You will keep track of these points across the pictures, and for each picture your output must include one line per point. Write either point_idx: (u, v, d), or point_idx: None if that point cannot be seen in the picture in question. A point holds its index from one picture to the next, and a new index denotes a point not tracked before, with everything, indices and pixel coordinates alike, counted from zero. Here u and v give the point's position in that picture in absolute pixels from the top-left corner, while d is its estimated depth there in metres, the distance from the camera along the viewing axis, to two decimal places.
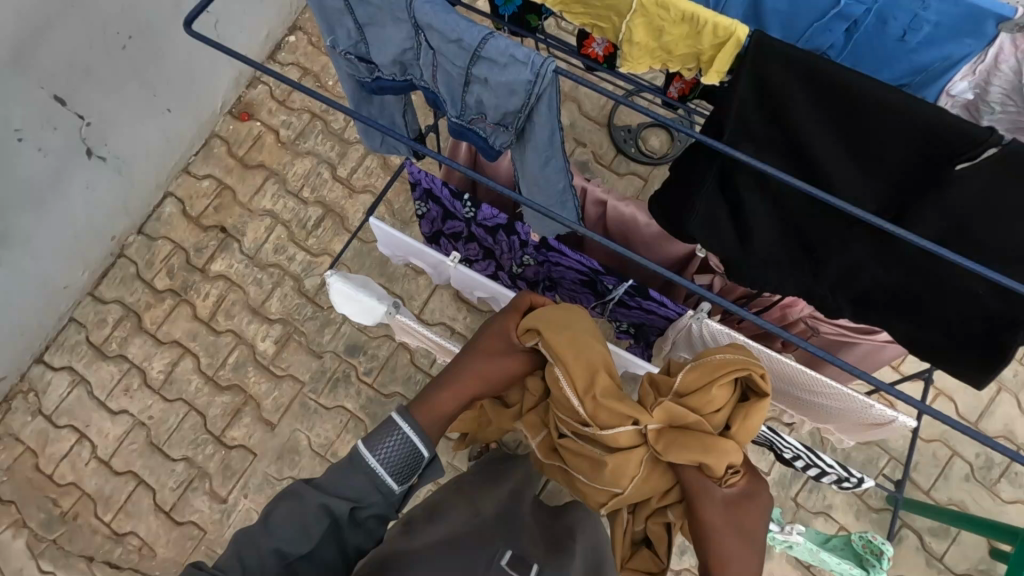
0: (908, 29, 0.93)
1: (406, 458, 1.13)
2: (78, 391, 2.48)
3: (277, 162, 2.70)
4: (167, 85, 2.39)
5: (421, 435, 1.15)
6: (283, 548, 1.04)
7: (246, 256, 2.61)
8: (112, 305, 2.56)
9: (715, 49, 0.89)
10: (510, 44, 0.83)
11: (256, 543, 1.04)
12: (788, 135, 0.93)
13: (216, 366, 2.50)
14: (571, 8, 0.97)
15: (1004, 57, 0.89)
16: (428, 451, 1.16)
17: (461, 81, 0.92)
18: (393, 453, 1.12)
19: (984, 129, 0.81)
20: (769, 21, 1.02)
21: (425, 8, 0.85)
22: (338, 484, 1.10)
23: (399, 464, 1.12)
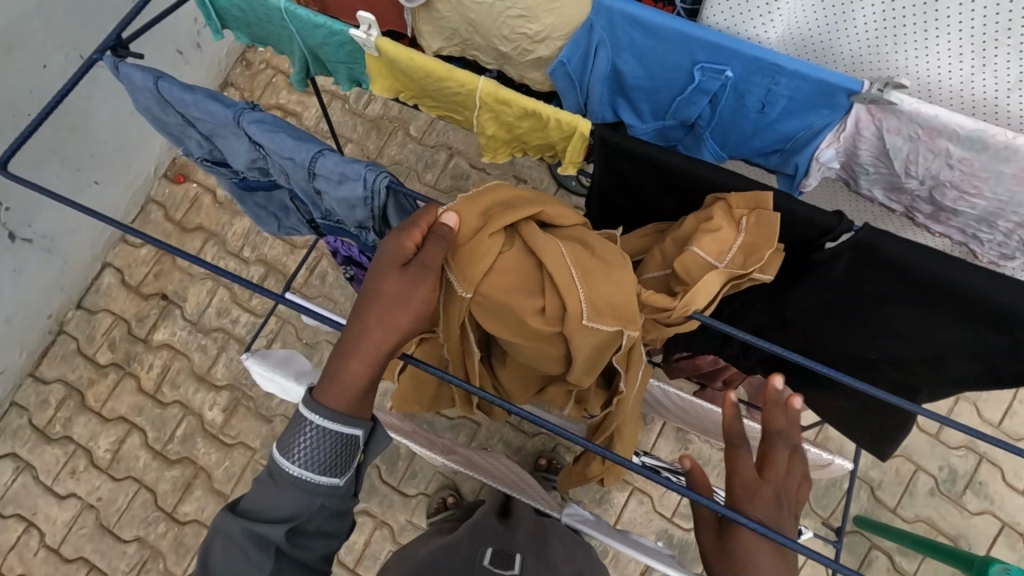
0: (765, 102, 0.90)
1: (328, 453, 0.80)
2: (23, 479, 2.33)
3: (216, 223, 2.49)
4: (92, 159, 2.23)
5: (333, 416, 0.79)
6: None
7: (189, 322, 2.45)
8: (54, 385, 2.41)
9: (565, 140, 0.87)
10: (340, 161, 0.82)
11: None
12: (659, 216, 0.95)
13: (164, 439, 2.35)
14: (425, 102, 0.96)
15: (864, 124, 0.87)
16: (354, 428, 0.81)
17: (311, 192, 0.90)
18: (311, 451, 0.79)
19: (832, 217, 0.78)
20: (636, 95, 1.00)
21: (254, 128, 0.84)
22: (270, 503, 0.80)
23: (324, 460, 0.79)
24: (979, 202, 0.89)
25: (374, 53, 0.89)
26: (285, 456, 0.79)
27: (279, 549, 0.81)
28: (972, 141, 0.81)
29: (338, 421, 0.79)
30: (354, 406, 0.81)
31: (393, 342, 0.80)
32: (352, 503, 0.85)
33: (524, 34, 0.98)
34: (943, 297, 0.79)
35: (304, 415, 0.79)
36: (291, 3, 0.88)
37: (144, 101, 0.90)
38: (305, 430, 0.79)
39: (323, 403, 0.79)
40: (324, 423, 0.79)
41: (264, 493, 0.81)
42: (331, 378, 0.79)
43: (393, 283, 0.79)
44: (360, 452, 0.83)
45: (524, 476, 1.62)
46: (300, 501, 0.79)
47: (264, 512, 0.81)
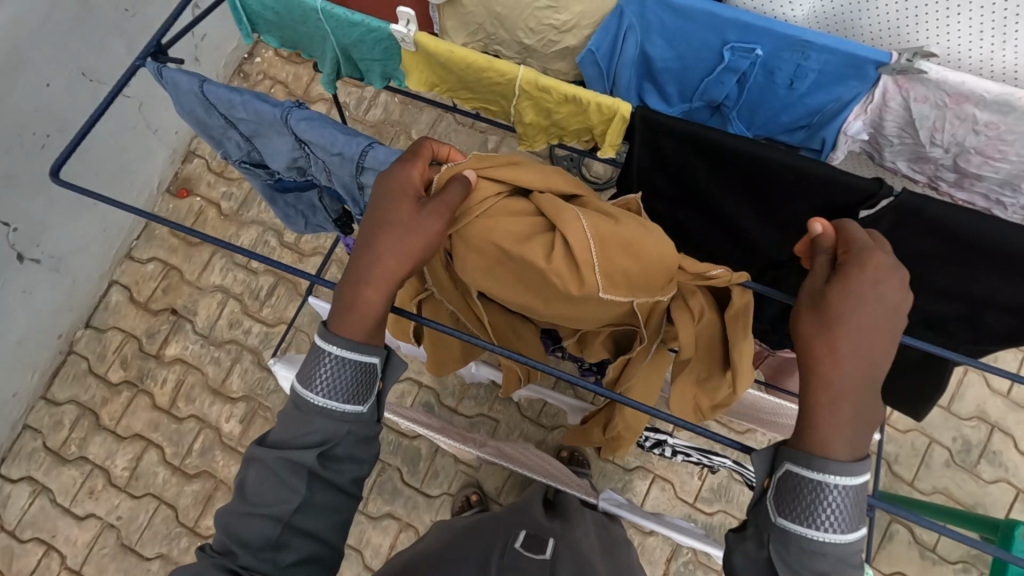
0: (794, 77, 0.93)
1: (349, 378, 0.80)
2: (41, 501, 2.28)
3: (222, 236, 2.46)
4: (97, 176, 2.20)
5: (352, 349, 0.79)
6: (278, 512, 0.80)
7: (200, 335, 2.43)
8: (68, 406, 2.37)
9: (605, 122, 0.89)
10: (392, 154, 0.84)
11: (245, 518, 0.81)
12: (697, 193, 0.96)
13: (182, 454, 2.32)
14: (460, 95, 0.98)
15: (890, 95, 0.90)
16: (372, 356, 0.81)
17: (353, 187, 0.91)
18: (331, 379, 0.79)
19: (873, 183, 0.81)
20: (663, 78, 1.03)
21: (302, 126, 0.85)
22: (295, 431, 0.81)
23: (344, 386, 0.80)
24: (1003, 166, 0.92)
25: (410, 47, 0.91)
26: (307, 387, 0.80)
27: (310, 474, 0.81)
28: (999, 106, 0.84)
29: (353, 351, 0.79)
30: (368, 336, 0.81)
31: (404, 268, 0.80)
32: (377, 429, 0.86)
33: (551, 24, 1.01)
34: (981, 255, 0.82)
35: (319, 346, 0.80)
36: (328, 2, 0.90)
37: (189, 104, 0.91)
38: (324, 361, 0.80)
39: (336, 331, 0.80)
40: (342, 352, 0.79)
41: (289, 422, 0.81)
42: (345, 307, 0.80)
43: (401, 211, 0.79)
44: (380, 380, 0.84)
45: (555, 464, 1.63)
46: (326, 428, 0.80)
47: (290, 440, 0.81)
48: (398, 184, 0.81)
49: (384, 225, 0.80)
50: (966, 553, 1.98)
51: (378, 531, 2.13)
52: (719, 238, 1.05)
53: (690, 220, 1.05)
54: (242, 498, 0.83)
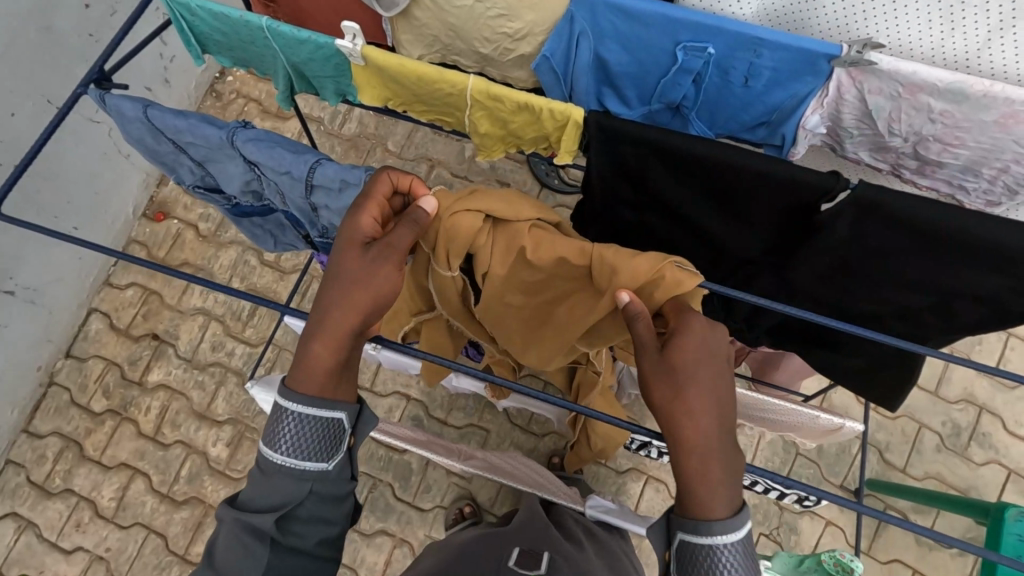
0: (749, 75, 0.92)
1: (315, 437, 0.80)
2: (27, 538, 2.23)
3: (200, 258, 2.43)
4: (69, 204, 2.17)
5: (319, 406, 0.79)
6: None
7: (184, 359, 2.39)
8: (51, 438, 2.32)
9: (559, 130, 0.89)
10: (342, 170, 0.83)
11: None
12: (659, 198, 0.96)
13: (170, 481, 2.28)
14: (415, 108, 0.97)
15: (845, 88, 0.90)
16: (341, 412, 0.81)
17: (308, 208, 0.90)
18: (297, 439, 0.79)
19: (830, 178, 0.80)
20: (620, 81, 1.03)
21: (249, 146, 0.84)
22: (263, 494, 0.81)
23: (311, 445, 0.80)
24: (962, 152, 0.93)
25: (359, 62, 0.89)
26: (270, 447, 0.80)
27: (275, 538, 0.80)
28: (952, 93, 0.84)
29: (314, 407, 0.79)
30: (329, 391, 0.80)
31: (359, 322, 0.80)
32: (348, 486, 0.85)
33: (506, 33, 1.00)
34: (940, 246, 0.81)
35: (279, 405, 0.79)
36: (274, 21, 0.89)
37: (136, 131, 0.89)
38: (285, 419, 0.80)
39: (296, 389, 0.79)
40: (302, 410, 0.79)
41: (254, 485, 0.81)
42: (301, 364, 0.80)
43: (353, 264, 0.80)
44: (347, 436, 0.84)
45: (545, 474, 1.61)
46: (291, 488, 0.80)
47: (256, 503, 0.81)
48: (351, 228, 0.81)
49: (343, 275, 0.80)
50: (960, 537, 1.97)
51: (372, 549, 2.10)
52: (686, 241, 1.05)
53: (656, 224, 1.04)
54: (211, 567, 0.81)
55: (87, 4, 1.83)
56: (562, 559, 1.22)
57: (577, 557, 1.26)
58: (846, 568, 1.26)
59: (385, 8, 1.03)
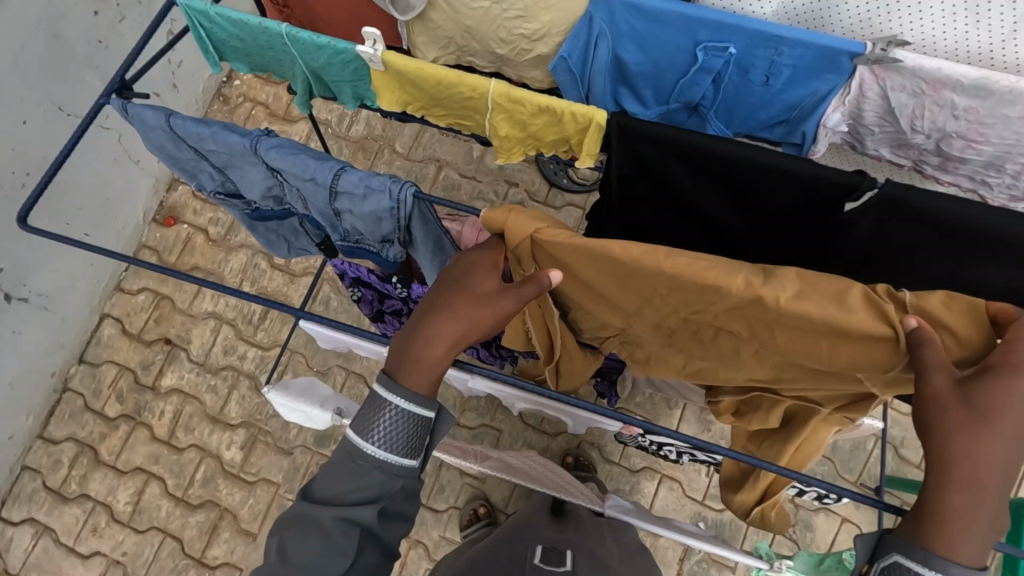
0: (769, 73, 0.92)
1: (410, 434, 0.80)
2: (44, 542, 2.24)
3: (211, 262, 2.43)
4: (81, 211, 2.18)
5: (418, 403, 0.80)
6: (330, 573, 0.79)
7: (196, 363, 2.40)
8: (66, 444, 2.33)
9: (580, 131, 0.88)
10: (363, 177, 0.82)
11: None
12: (681, 198, 0.95)
13: (185, 485, 2.28)
14: (434, 112, 0.97)
15: (867, 86, 0.89)
16: (435, 412, 0.82)
17: (331, 214, 0.90)
18: (391, 435, 0.79)
19: (856, 176, 0.79)
20: (638, 81, 1.02)
21: (272, 153, 0.83)
22: (349, 488, 0.80)
23: (406, 442, 0.80)
24: (986, 148, 0.92)
25: (379, 68, 0.89)
26: (363, 440, 0.79)
27: (361, 531, 0.80)
28: (977, 89, 0.84)
29: (419, 403, 0.80)
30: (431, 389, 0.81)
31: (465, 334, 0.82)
32: (424, 484, 0.86)
33: (522, 34, 1.00)
34: (966, 244, 0.81)
35: (381, 398, 0.79)
36: (293, 27, 0.89)
37: (158, 140, 0.89)
38: (387, 413, 0.80)
39: (402, 383, 0.80)
40: (405, 405, 0.79)
41: (342, 479, 0.81)
42: (409, 360, 0.80)
43: (482, 281, 0.82)
44: (434, 436, 0.85)
45: (559, 473, 1.60)
46: (383, 484, 0.80)
47: (340, 495, 0.81)
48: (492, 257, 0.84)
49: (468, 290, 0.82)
50: None
51: None
52: (704, 241, 1.04)
53: (672, 224, 1.03)
54: (286, 561, 0.80)
55: (96, 11, 1.84)
56: (581, 553, 1.24)
57: (595, 548, 1.28)
58: None
59: (400, 12, 1.03)
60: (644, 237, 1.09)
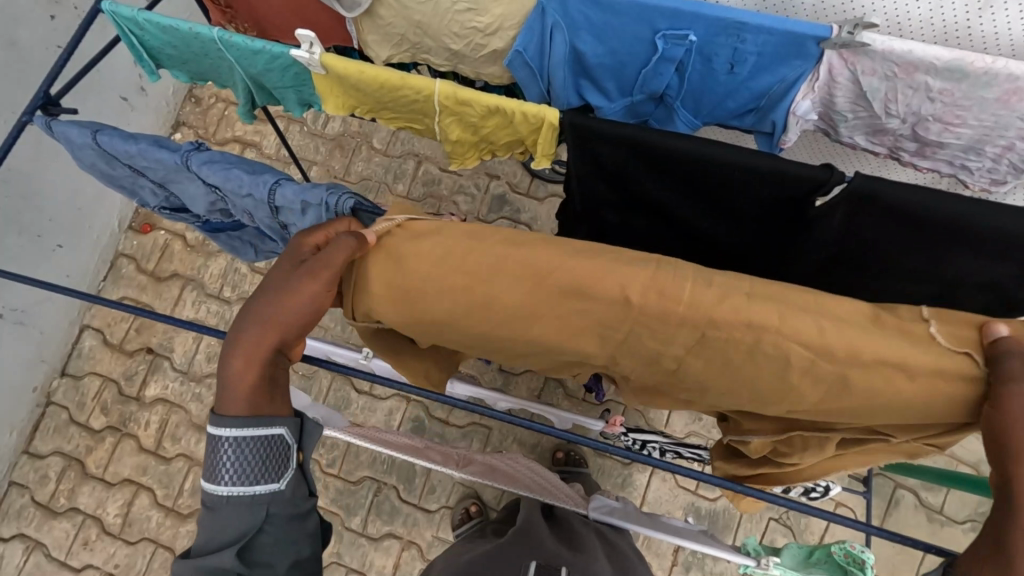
0: (733, 62, 0.87)
1: (254, 462, 0.73)
2: (35, 558, 2.22)
3: (190, 267, 2.38)
4: (52, 222, 2.12)
5: (251, 428, 0.73)
6: None
7: (180, 372, 2.36)
8: (52, 458, 2.30)
9: (534, 132, 0.84)
10: (301, 191, 0.78)
11: None
12: (645, 198, 0.91)
13: (174, 495, 2.25)
14: (384, 115, 0.92)
15: (837, 71, 0.84)
16: (279, 429, 0.75)
17: (276, 227, 0.86)
18: (236, 468, 0.73)
19: (823, 170, 0.75)
20: (599, 73, 0.97)
21: (205, 170, 0.79)
22: (215, 532, 0.74)
23: (250, 471, 0.73)
24: (964, 131, 0.88)
25: (320, 71, 0.84)
26: (211, 480, 0.73)
27: (238, 574, 0.74)
28: (951, 71, 0.79)
29: (246, 429, 0.73)
30: (261, 408, 0.74)
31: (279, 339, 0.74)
32: (308, 502, 0.79)
33: (476, 28, 0.95)
34: (946, 235, 0.77)
35: (213, 434, 0.73)
36: (225, 32, 0.83)
37: (89, 158, 0.85)
38: (222, 449, 0.73)
39: (226, 412, 0.73)
40: (236, 434, 0.72)
41: (206, 523, 0.75)
42: (225, 385, 0.73)
43: (274, 280, 0.74)
44: (292, 453, 0.77)
45: (545, 476, 1.57)
46: (244, 518, 0.74)
47: (211, 540, 0.75)
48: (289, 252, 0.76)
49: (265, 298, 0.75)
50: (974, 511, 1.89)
51: (379, 553, 2.08)
52: (672, 242, 1.00)
53: (640, 225, 0.99)
54: None
55: (53, 15, 1.76)
56: (576, 569, 1.20)
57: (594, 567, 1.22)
58: (857, 560, 1.19)
59: (348, 9, 0.97)
60: (611, 239, 1.05)
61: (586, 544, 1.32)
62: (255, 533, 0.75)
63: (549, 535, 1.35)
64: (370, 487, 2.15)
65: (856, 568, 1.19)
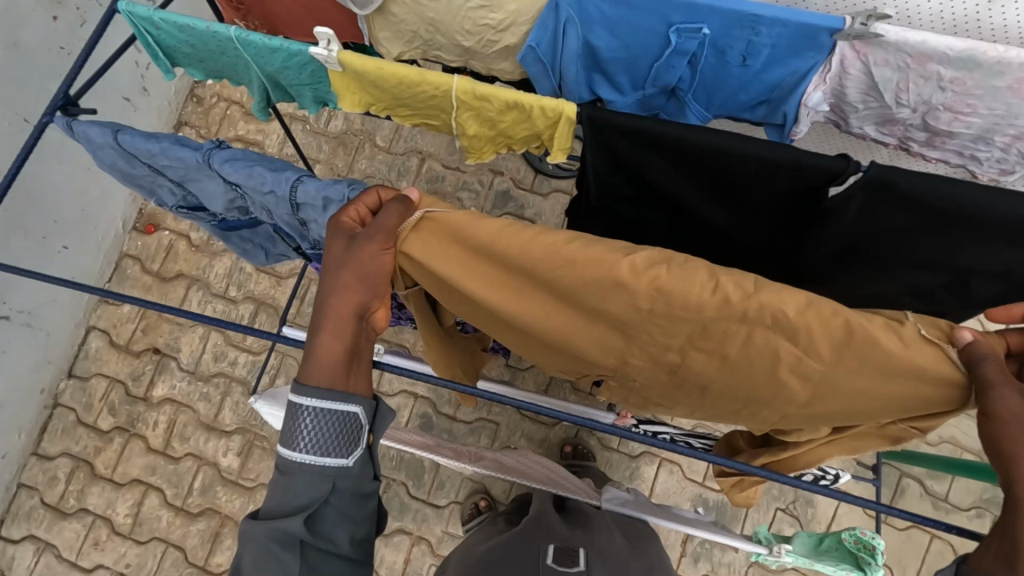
0: (747, 54, 0.88)
1: (336, 431, 0.74)
2: (46, 559, 2.22)
3: (195, 267, 2.38)
4: (57, 223, 2.12)
5: (331, 397, 0.74)
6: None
7: (186, 372, 2.37)
8: (61, 459, 2.31)
9: (551, 127, 0.84)
10: (323, 186, 0.78)
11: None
12: (659, 191, 0.92)
13: (184, 494, 2.26)
14: (398, 112, 0.93)
15: (849, 62, 0.85)
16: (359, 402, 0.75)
17: (296, 225, 0.86)
18: (315, 435, 0.73)
19: (840, 161, 0.76)
20: (611, 67, 0.97)
21: (226, 167, 0.80)
22: (283, 497, 0.74)
23: (328, 440, 0.74)
24: (974, 120, 0.89)
25: (337, 69, 0.85)
26: (290, 444, 0.73)
27: (303, 542, 0.74)
28: (963, 61, 0.80)
29: (327, 400, 0.73)
30: (344, 377, 0.75)
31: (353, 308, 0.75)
32: (374, 483, 0.80)
33: (488, 24, 0.96)
34: (958, 224, 0.78)
35: (295, 402, 0.73)
36: (242, 29, 0.84)
37: (107, 157, 0.85)
38: (304, 415, 0.74)
39: (307, 384, 0.74)
40: (318, 404, 0.73)
41: (278, 487, 0.74)
42: (307, 361, 0.75)
43: (332, 254, 0.75)
44: (366, 432, 0.77)
45: (557, 470, 1.58)
46: (319, 487, 0.74)
47: (283, 505, 0.74)
48: (332, 229, 0.76)
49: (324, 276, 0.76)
50: (978, 498, 1.91)
51: (390, 549, 2.09)
52: (684, 235, 1.02)
53: (654, 218, 1.00)
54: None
55: (56, 16, 1.76)
56: (592, 550, 1.24)
57: (607, 546, 1.26)
58: (868, 546, 1.20)
59: (359, 6, 0.98)
60: (624, 232, 1.06)
61: (598, 527, 1.35)
62: (319, 506, 0.75)
63: (561, 524, 1.36)
64: (380, 483, 2.16)
65: (867, 555, 1.20)
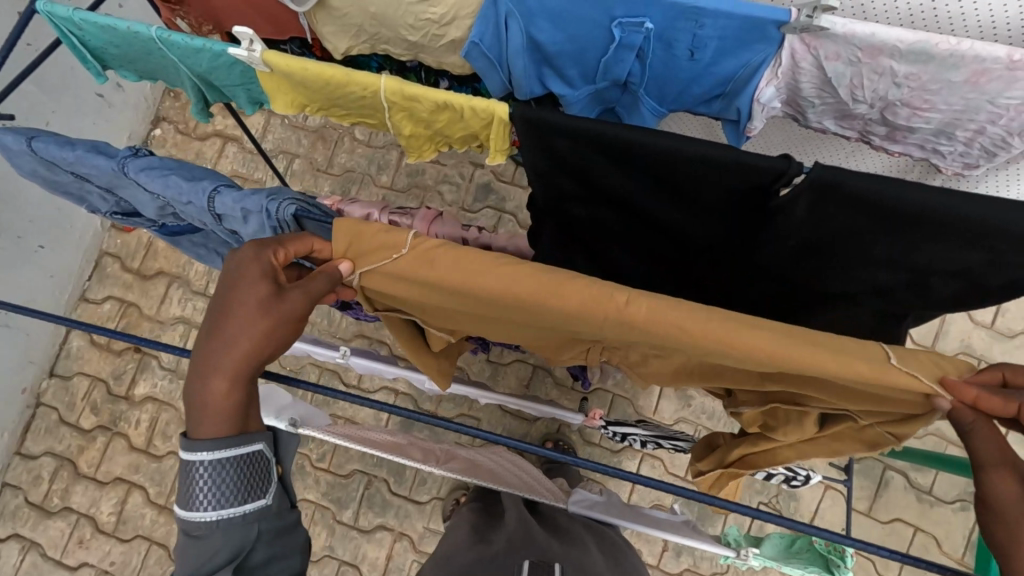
0: (694, 48, 0.84)
1: (238, 477, 0.72)
2: (32, 557, 2.23)
3: (175, 264, 2.35)
4: (32, 223, 2.10)
5: (229, 447, 0.72)
6: None
7: (168, 370, 2.36)
8: (44, 458, 2.30)
9: (485, 127, 0.81)
10: (239, 198, 0.77)
11: None
12: (606, 191, 0.88)
13: (167, 492, 2.26)
14: (335, 113, 0.90)
15: (800, 56, 0.81)
16: (261, 440, 0.74)
17: (225, 233, 0.85)
18: (218, 489, 0.71)
19: (781, 161, 0.73)
20: (560, 63, 0.93)
21: (143, 176, 0.78)
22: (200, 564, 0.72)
23: (234, 489, 0.72)
24: (933, 116, 0.85)
25: (264, 69, 0.82)
26: (190, 507, 0.71)
27: None
28: (916, 54, 0.76)
29: (227, 450, 0.72)
30: (237, 428, 0.73)
31: (253, 355, 0.73)
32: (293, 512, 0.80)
33: (430, 19, 0.92)
34: (905, 224, 0.75)
35: (187, 458, 0.71)
36: (163, 30, 0.81)
37: (28, 164, 0.83)
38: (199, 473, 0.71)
39: (199, 437, 0.71)
40: (214, 456, 0.71)
41: (189, 557, 0.72)
42: (196, 411, 0.71)
43: (246, 295, 0.71)
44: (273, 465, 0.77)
45: (528, 470, 1.58)
46: (234, 538, 0.73)
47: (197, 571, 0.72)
48: (246, 268, 0.71)
49: (229, 318, 0.71)
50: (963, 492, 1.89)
51: (372, 545, 2.09)
52: (638, 233, 0.98)
53: (606, 218, 0.97)
54: None
55: None
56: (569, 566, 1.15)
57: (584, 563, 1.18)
58: (838, 549, 1.21)
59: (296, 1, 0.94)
60: (579, 233, 1.02)
61: (576, 539, 1.28)
62: (246, 552, 0.74)
63: (541, 531, 1.28)
64: (361, 480, 2.14)
65: (837, 557, 1.21)
